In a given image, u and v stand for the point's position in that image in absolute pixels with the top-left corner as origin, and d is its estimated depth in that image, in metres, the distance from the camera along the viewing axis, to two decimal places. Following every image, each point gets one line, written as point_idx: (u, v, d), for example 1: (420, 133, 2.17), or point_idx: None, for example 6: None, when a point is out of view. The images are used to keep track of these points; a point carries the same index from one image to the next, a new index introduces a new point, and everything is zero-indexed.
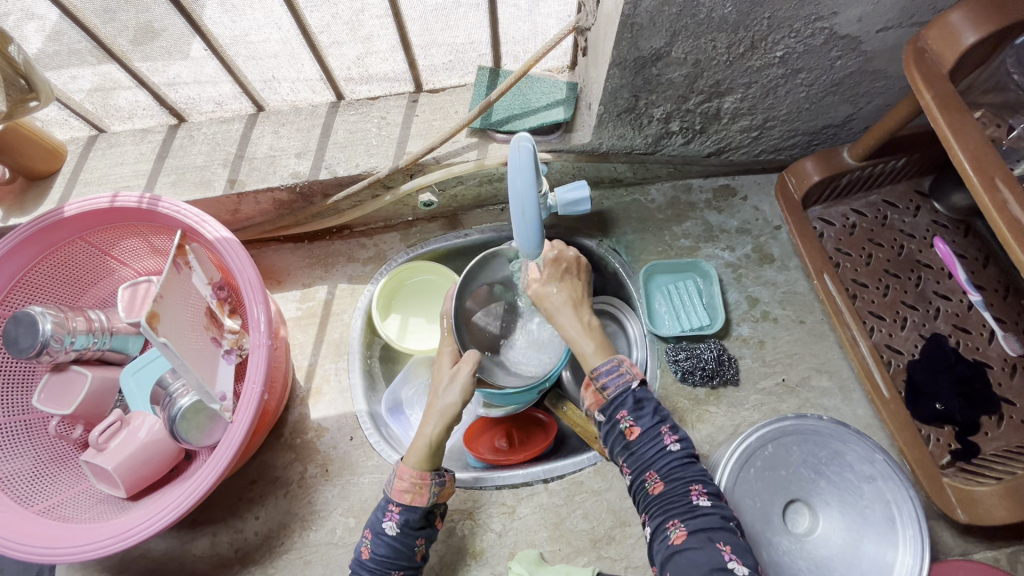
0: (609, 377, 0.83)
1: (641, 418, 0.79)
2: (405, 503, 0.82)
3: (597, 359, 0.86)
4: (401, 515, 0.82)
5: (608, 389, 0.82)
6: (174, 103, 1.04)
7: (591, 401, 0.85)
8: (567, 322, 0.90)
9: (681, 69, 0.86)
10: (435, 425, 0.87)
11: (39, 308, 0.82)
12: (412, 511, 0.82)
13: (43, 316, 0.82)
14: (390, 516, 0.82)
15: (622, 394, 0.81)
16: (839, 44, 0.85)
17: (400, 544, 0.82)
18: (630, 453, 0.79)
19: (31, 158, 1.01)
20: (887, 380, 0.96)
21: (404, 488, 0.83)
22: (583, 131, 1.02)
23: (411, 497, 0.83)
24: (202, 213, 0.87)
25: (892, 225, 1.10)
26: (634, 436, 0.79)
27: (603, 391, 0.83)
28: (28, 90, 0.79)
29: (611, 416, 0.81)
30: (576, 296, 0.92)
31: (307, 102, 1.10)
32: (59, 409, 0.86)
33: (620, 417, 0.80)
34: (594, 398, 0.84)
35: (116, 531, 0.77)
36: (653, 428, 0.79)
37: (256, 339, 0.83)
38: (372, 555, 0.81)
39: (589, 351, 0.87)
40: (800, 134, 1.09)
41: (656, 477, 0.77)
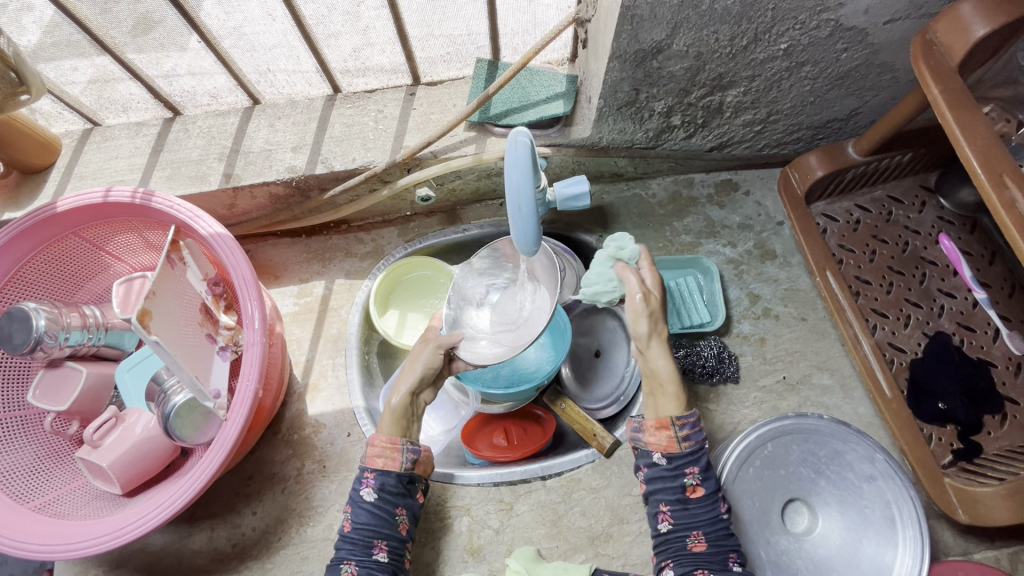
0: (691, 431, 0.82)
1: (707, 481, 0.81)
2: (380, 469, 0.84)
3: (678, 408, 0.82)
4: (377, 480, 0.84)
5: (688, 443, 0.81)
6: (169, 96, 1.03)
7: (658, 445, 0.82)
8: (660, 361, 0.84)
9: (683, 62, 0.85)
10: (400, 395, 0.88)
11: (32, 305, 0.82)
12: (388, 475, 0.84)
13: (36, 312, 0.81)
14: (366, 483, 0.84)
15: (696, 451, 0.81)
16: (845, 36, 0.83)
17: (379, 512, 0.83)
18: (683, 508, 0.80)
19: (25, 152, 1.00)
20: (889, 379, 0.95)
21: (375, 454, 0.85)
22: (583, 125, 1.00)
23: (384, 462, 0.85)
24: (195, 208, 0.86)
25: (897, 221, 1.08)
26: (697, 494, 0.80)
27: (682, 442, 0.81)
28: (19, 83, 0.78)
29: (678, 467, 0.81)
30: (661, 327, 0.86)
31: (303, 95, 1.08)
32: (54, 405, 0.86)
33: (689, 472, 0.81)
34: (665, 442, 0.81)
35: (111, 528, 0.77)
36: (714, 494, 0.81)
37: (251, 336, 0.83)
38: (353, 526, 0.83)
39: (674, 394, 0.83)
40: (804, 128, 1.08)
41: (702, 538, 0.79)
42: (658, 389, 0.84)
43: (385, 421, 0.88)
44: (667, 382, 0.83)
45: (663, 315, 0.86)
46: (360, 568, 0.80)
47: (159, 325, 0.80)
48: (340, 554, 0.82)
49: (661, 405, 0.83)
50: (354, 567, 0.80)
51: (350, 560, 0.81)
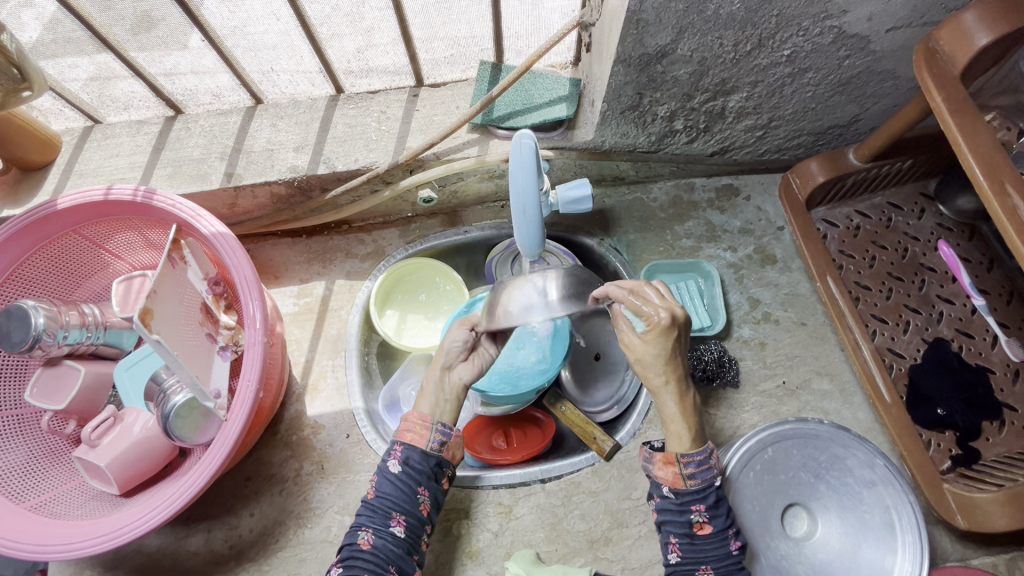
0: (698, 469, 0.81)
1: (714, 517, 0.80)
2: (407, 442, 0.86)
3: (690, 445, 0.82)
4: (403, 453, 0.86)
5: (693, 481, 0.81)
6: (171, 94, 1.03)
7: (665, 479, 0.82)
8: (668, 398, 0.83)
9: (687, 67, 0.85)
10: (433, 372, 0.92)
11: (31, 302, 0.81)
12: (413, 449, 0.86)
13: (35, 309, 0.81)
14: (393, 454, 0.86)
15: (705, 488, 0.81)
16: (848, 43, 0.84)
17: (403, 485, 0.84)
18: (690, 543, 0.80)
19: (26, 149, 0.99)
20: (889, 384, 0.95)
21: (406, 428, 0.88)
22: (586, 128, 1.01)
23: (412, 437, 0.87)
24: (197, 207, 0.85)
25: (897, 227, 1.09)
26: (703, 531, 0.80)
27: (689, 478, 0.81)
28: (21, 79, 0.77)
29: (685, 503, 0.81)
30: (676, 370, 0.83)
31: (306, 94, 1.08)
32: (51, 404, 0.85)
33: (695, 508, 0.81)
34: (672, 478, 0.81)
35: (108, 529, 0.76)
36: (722, 530, 0.80)
37: (252, 336, 0.82)
38: (375, 494, 0.84)
39: (679, 431, 0.83)
40: (805, 134, 1.08)
41: (710, 572, 0.79)
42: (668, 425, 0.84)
43: (422, 400, 0.90)
44: (672, 422, 0.83)
45: (676, 351, 0.83)
46: (376, 537, 0.80)
47: (161, 323, 0.80)
48: (360, 520, 0.83)
49: (671, 442, 0.83)
50: (370, 534, 0.81)
51: (368, 527, 0.81)
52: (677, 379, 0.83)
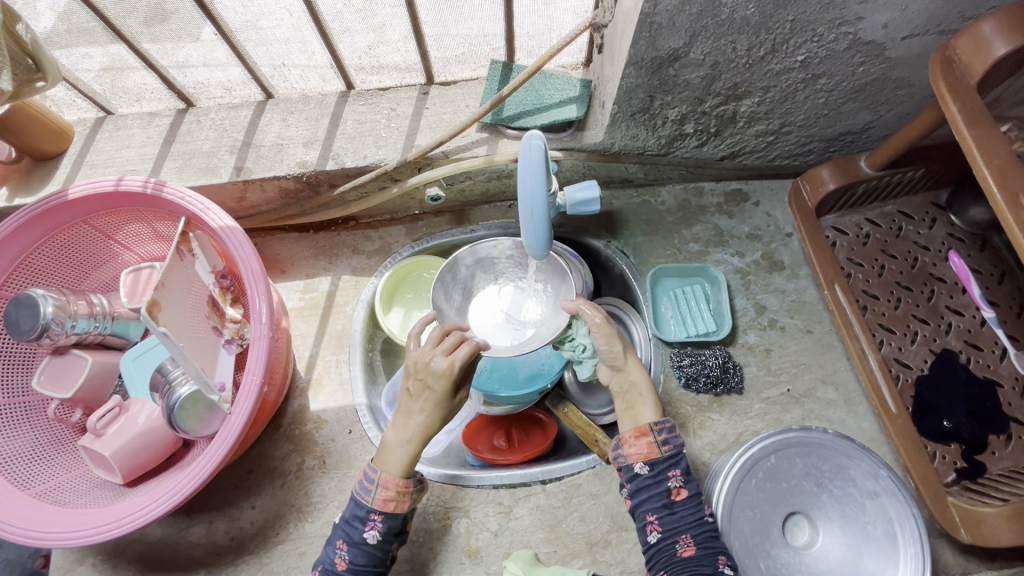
0: (669, 435, 0.84)
1: (689, 482, 0.83)
2: (388, 511, 0.83)
3: (655, 414, 0.86)
4: (383, 523, 0.83)
5: (667, 447, 0.83)
6: (183, 87, 1.03)
7: (639, 454, 0.83)
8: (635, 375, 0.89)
9: (699, 70, 0.84)
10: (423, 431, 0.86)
11: (41, 291, 0.82)
12: (388, 518, 0.83)
13: (44, 298, 0.82)
14: (372, 526, 0.82)
15: (676, 454, 0.84)
16: (863, 50, 0.83)
17: (377, 552, 0.83)
18: (669, 513, 0.81)
19: (38, 139, 0.99)
20: (895, 394, 0.94)
21: (387, 497, 0.83)
22: (596, 130, 1.00)
23: (394, 505, 0.83)
24: (206, 200, 0.85)
25: (907, 236, 1.08)
26: (680, 497, 0.81)
27: (662, 446, 0.83)
28: (36, 69, 0.78)
29: (660, 472, 0.82)
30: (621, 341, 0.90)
31: (317, 90, 1.08)
32: (58, 392, 0.86)
33: (671, 474, 0.82)
34: (646, 450, 0.83)
35: (111, 518, 0.77)
36: (697, 495, 0.82)
37: (258, 330, 0.82)
38: (348, 566, 0.82)
39: (649, 401, 0.87)
40: (816, 140, 1.07)
41: (690, 541, 0.79)
42: (635, 401, 0.87)
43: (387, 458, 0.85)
44: (641, 395, 0.88)
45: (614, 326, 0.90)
46: None
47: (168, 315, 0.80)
48: None
49: (640, 414, 0.86)
50: None
51: None
52: (630, 351, 0.90)
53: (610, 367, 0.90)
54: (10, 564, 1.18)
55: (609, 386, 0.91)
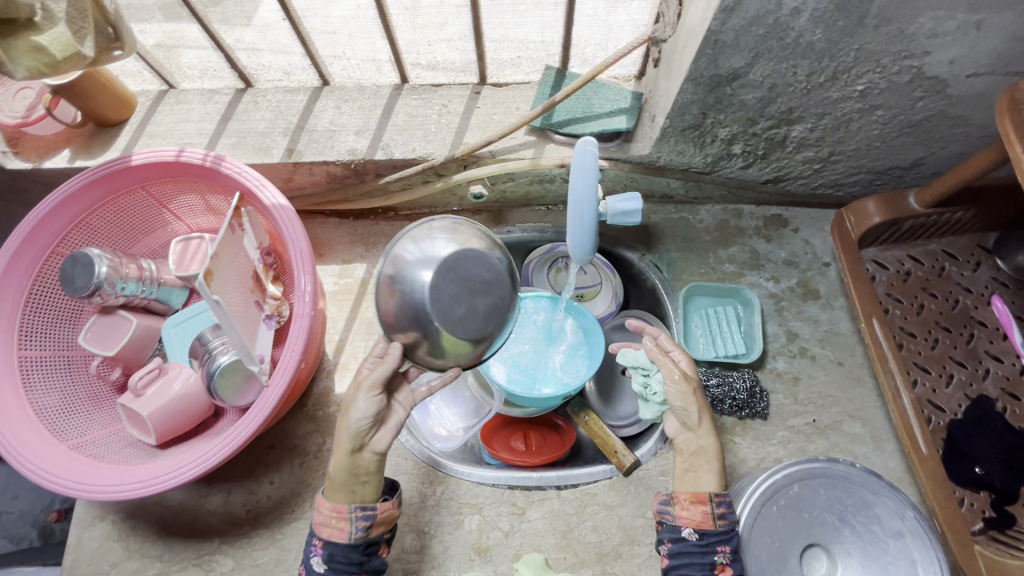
0: (726, 510, 0.83)
1: (735, 562, 0.81)
2: (326, 538, 0.76)
3: (717, 484, 0.85)
4: (325, 551, 0.76)
5: (722, 521, 0.83)
6: (245, 67, 1.07)
7: (690, 520, 0.82)
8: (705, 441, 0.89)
9: (756, 92, 0.85)
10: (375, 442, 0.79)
11: (97, 251, 0.85)
12: (336, 548, 0.76)
13: (99, 258, 0.84)
14: (314, 551, 0.76)
15: (730, 531, 0.82)
16: (924, 84, 0.82)
17: None
18: None
19: (104, 106, 1.03)
20: (926, 435, 0.92)
21: (322, 521, 0.77)
22: (643, 142, 1.01)
23: (330, 531, 0.77)
24: (262, 177, 0.88)
25: (949, 277, 1.06)
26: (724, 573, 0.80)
27: (717, 519, 0.82)
28: (115, 39, 0.80)
29: (709, 544, 0.81)
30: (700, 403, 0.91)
31: (372, 81, 1.11)
32: (102, 350, 0.90)
33: (720, 549, 0.81)
34: (699, 518, 0.82)
35: (143, 477, 0.78)
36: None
37: (300, 308, 0.84)
38: None
39: (714, 471, 0.86)
40: (864, 172, 1.06)
41: None
42: (699, 464, 0.87)
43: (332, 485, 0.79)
44: (706, 459, 0.88)
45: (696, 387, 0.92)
46: None
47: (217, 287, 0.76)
48: None
49: (701, 480, 0.86)
50: None
51: None
52: (705, 416, 0.91)
53: (681, 424, 0.91)
54: (22, 517, 1.23)
55: (674, 441, 0.92)
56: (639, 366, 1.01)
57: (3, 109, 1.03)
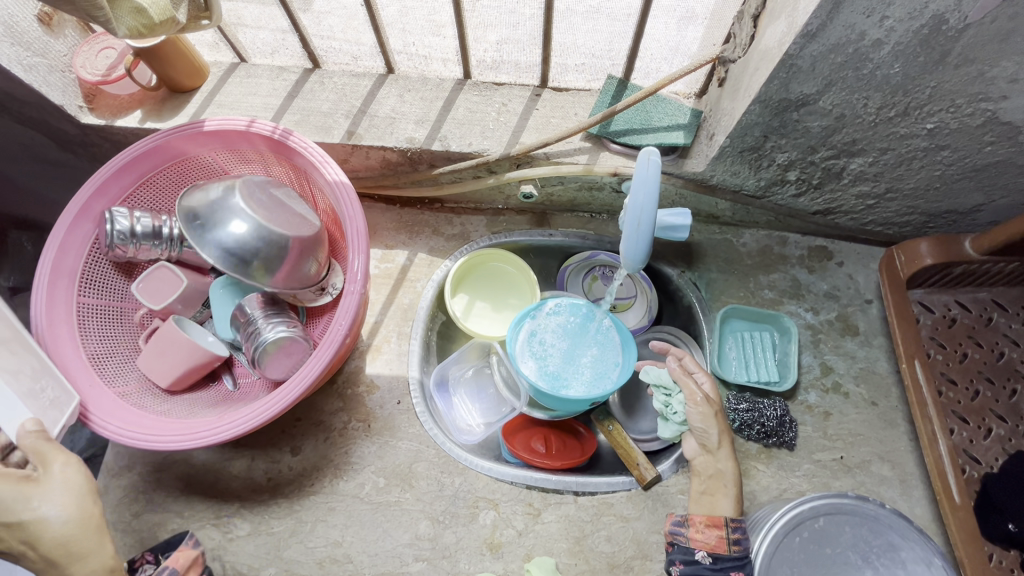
0: (742, 537, 0.85)
1: None
2: None
3: (733, 510, 0.89)
4: None
5: (736, 547, 0.84)
6: (316, 49, 1.10)
7: (704, 543, 0.85)
8: (721, 461, 0.92)
9: (822, 120, 0.85)
10: (98, 561, 0.73)
11: (119, 211, 0.90)
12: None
13: (117, 214, 0.89)
14: None
15: (744, 558, 0.84)
16: (997, 129, 0.81)
17: None
18: None
19: (179, 73, 1.06)
20: (961, 485, 0.90)
21: None
22: (698, 160, 1.01)
23: None
24: (326, 154, 0.90)
25: (997, 327, 1.04)
26: None
27: (732, 545, 0.85)
28: (205, 9, 0.81)
29: (722, 568, 0.83)
30: (721, 426, 0.94)
31: (436, 75, 1.13)
32: (150, 302, 0.94)
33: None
34: (713, 542, 0.85)
35: (189, 430, 0.82)
36: None
37: (350, 287, 0.87)
38: None
39: (729, 494, 0.90)
40: (919, 212, 1.05)
41: None
42: (717, 490, 0.91)
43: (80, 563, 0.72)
44: (724, 484, 0.91)
45: (718, 411, 0.95)
46: None
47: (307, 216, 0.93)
48: None
49: (717, 503, 0.90)
50: None
51: None
52: (725, 438, 0.94)
53: (700, 444, 0.95)
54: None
55: (693, 463, 0.95)
56: (661, 385, 1.00)
57: (84, 67, 1.04)
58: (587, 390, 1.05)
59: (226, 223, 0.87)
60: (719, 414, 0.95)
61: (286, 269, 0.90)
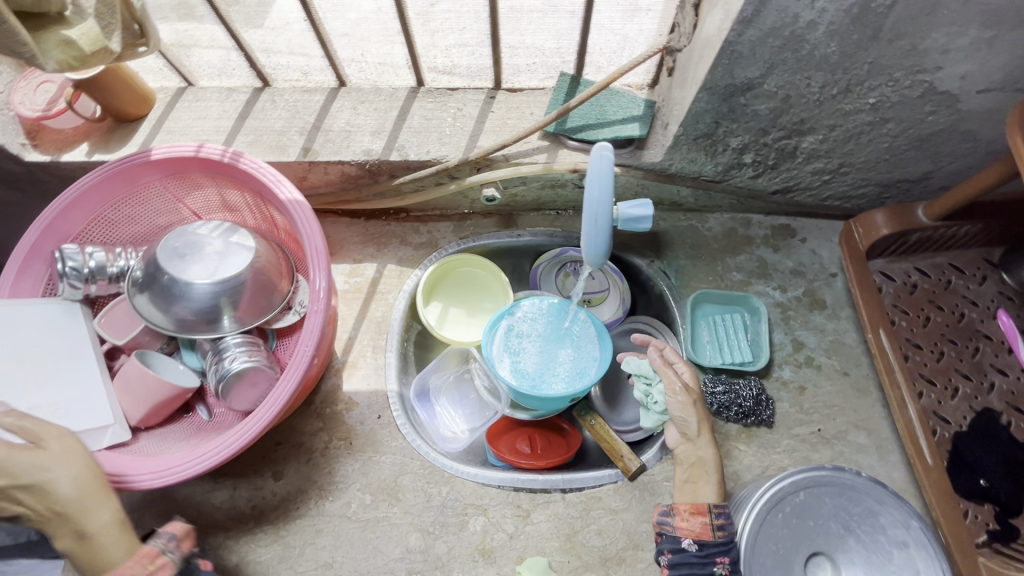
0: (726, 522, 0.85)
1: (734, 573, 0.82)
2: None
3: (715, 497, 0.88)
4: None
5: (722, 532, 0.84)
6: (263, 67, 1.09)
7: (689, 531, 0.84)
8: (702, 450, 0.93)
9: (769, 103, 0.86)
10: (106, 514, 0.71)
11: (70, 249, 0.88)
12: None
13: (69, 252, 0.87)
14: None
15: (730, 543, 0.83)
16: (935, 99, 0.84)
17: None
18: None
19: (123, 101, 1.03)
20: (932, 447, 0.93)
21: None
22: (655, 150, 1.02)
23: None
24: (279, 174, 0.89)
25: (956, 290, 1.07)
26: None
27: (716, 530, 0.84)
28: (140, 36, 0.80)
29: (709, 555, 0.82)
30: (701, 416, 0.95)
31: (388, 84, 1.13)
32: (112, 337, 0.92)
33: (719, 561, 0.82)
34: (699, 529, 0.84)
35: (157, 468, 0.80)
36: None
37: (314, 307, 0.86)
38: None
39: (712, 482, 0.90)
40: (873, 184, 1.07)
41: None
42: (699, 476, 0.91)
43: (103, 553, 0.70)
44: (706, 471, 0.91)
45: (699, 401, 0.96)
46: None
47: (245, 246, 0.91)
48: None
49: (700, 490, 0.89)
50: None
51: None
52: (705, 428, 0.94)
53: (680, 432, 0.95)
54: None
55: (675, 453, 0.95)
56: (642, 374, 1.01)
57: (24, 102, 1.02)
58: (566, 386, 1.05)
59: (184, 259, 0.89)
60: (699, 404, 0.96)
61: (247, 299, 0.91)
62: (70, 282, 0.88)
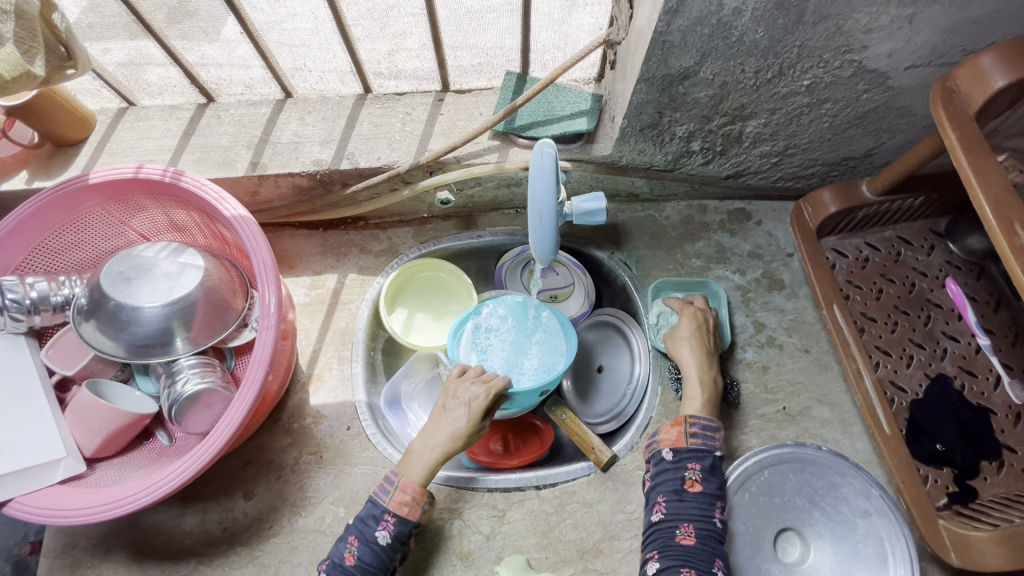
0: (701, 432, 0.88)
1: (708, 480, 0.85)
2: (401, 515, 0.86)
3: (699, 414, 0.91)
4: (394, 526, 0.85)
5: (695, 440, 0.87)
6: (205, 82, 1.07)
7: (668, 439, 0.89)
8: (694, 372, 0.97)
9: (708, 90, 0.87)
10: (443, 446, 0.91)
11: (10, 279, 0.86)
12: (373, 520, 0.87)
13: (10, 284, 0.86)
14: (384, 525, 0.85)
15: (704, 450, 0.86)
16: (866, 77, 0.86)
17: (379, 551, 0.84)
18: (678, 500, 0.84)
19: (62, 126, 1.01)
20: (889, 416, 0.95)
21: (404, 500, 0.86)
22: (604, 143, 1.03)
23: (407, 510, 0.86)
24: (222, 190, 0.88)
25: (905, 262, 1.10)
26: (694, 489, 0.83)
27: (690, 438, 0.87)
28: (67, 58, 0.78)
29: (681, 460, 0.86)
30: (708, 352, 0.99)
31: (335, 93, 1.12)
32: (61, 368, 0.90)
33: (690, 466, 0.85)
34: (675, 437, 0.88)
35: (112, 498, 0.77)
36: (713, 496, 0.84)
37: (265, 322, 0.84)
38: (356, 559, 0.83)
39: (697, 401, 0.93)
40: (819, 164, 1.10)
41: (690, 531, 0.81)
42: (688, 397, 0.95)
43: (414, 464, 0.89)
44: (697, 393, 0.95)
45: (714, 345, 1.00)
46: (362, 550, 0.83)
47: (194, 264, 0.89)
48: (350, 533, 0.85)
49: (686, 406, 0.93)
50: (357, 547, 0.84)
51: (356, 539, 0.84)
52: (711, 366, 0.98)
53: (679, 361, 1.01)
54: None
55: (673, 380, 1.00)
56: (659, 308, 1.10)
57: None
58: (534, 381, 1.04)
59: (132, 283, 0.87)
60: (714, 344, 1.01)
61: (201, 317, 0.89)
62: (11, 315, 0.86)
